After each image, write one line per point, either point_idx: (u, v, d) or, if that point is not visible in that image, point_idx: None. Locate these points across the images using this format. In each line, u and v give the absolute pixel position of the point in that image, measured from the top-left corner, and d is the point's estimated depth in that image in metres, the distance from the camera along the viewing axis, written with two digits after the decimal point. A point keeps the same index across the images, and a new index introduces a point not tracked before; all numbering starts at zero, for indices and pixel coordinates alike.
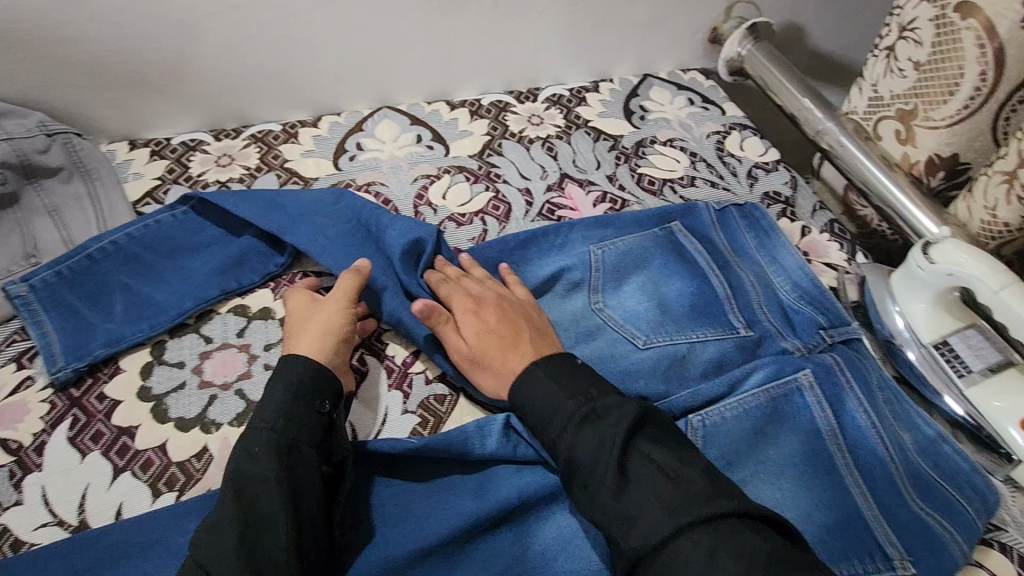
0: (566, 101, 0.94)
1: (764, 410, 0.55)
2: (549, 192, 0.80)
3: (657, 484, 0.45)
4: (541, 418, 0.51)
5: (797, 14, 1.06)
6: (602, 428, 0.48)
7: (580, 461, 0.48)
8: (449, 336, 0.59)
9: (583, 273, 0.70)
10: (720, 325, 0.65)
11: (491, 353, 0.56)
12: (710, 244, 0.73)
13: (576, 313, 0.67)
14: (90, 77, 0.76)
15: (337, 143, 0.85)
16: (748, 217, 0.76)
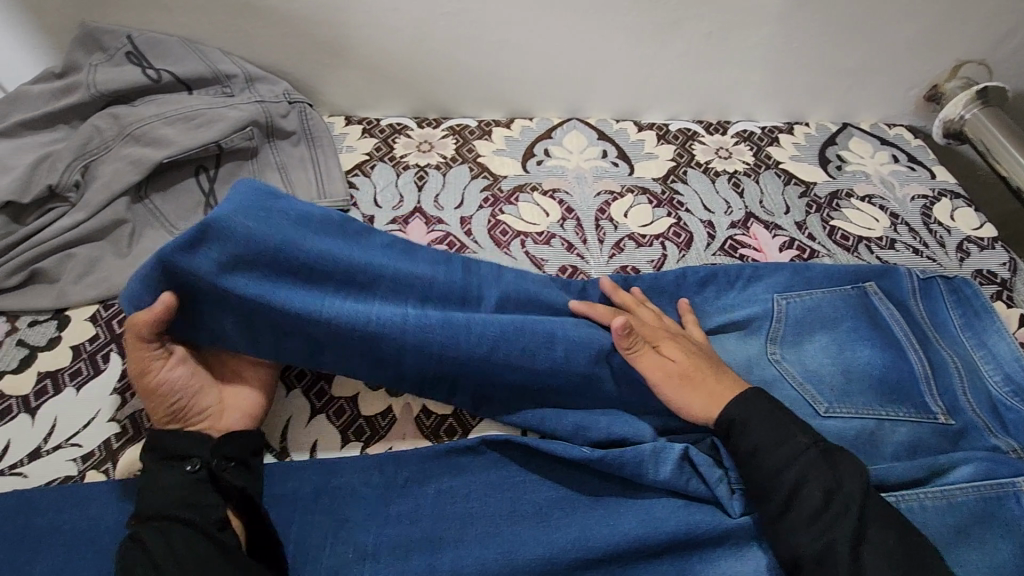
0: (756, 139, 0.91)
1: (973, 509, 0.50)
2: (732, 229, 0.78)
3: (894, 557, 0.44)
4: (752, 449, 0.50)
5: None
6: (830, 476, 0.47)
7: (796, 503, 0.47)
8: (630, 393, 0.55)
9: (762, 322, 0.67)
10: (915, 406, 0.60)
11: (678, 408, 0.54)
12: (909, 315, 0.67)
13: (751, 359, 0.65)
14: (330, 56, 0.85)
15: (527, 146, 0.88)
16: (957, 292, 0.68)
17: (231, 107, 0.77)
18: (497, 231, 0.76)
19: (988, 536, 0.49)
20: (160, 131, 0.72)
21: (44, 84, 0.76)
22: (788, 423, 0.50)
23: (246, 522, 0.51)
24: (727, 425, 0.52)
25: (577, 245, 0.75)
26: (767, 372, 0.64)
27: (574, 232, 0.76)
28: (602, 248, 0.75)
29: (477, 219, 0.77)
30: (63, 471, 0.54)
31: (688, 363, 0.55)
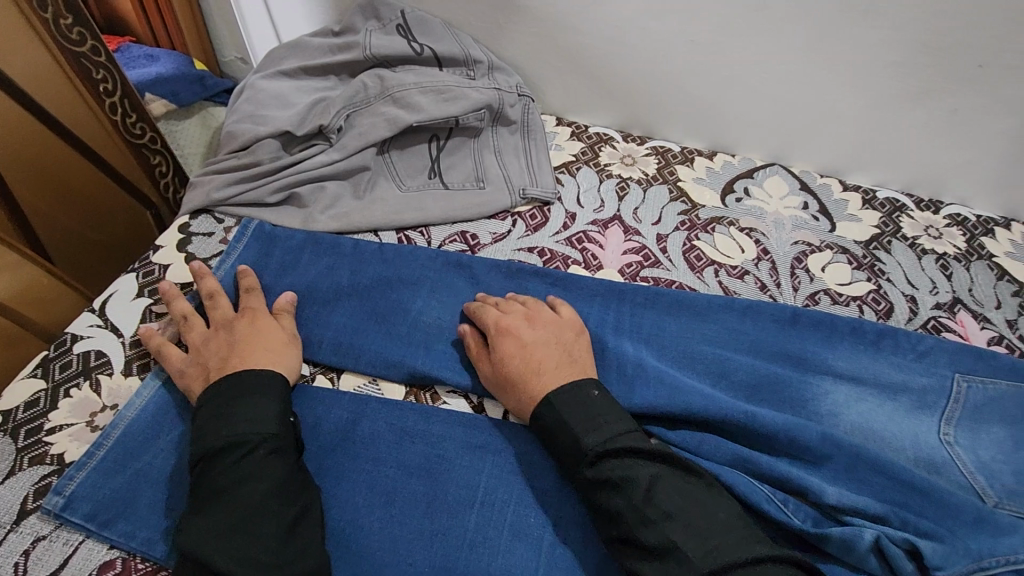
0: (970, 227, 0.87)
1: None
2: (936, 310, 0.74)
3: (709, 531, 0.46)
4: (640, 482, 0.48)
5: None
6: (701, 506, 0.47)
7: (676, 534, 0.45)
8: (496, 354, 0.59)
9: (938, 399, 0.64)
10: None
11: (521, 374, 0.57)
12: None
13: (927, 439, 0.61)
14: (563, 59, 0.91)
15: (727, 180, 0.89)
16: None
17: (473, 89, 0.84)
18: (691, 255, 0.77)
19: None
20: (414, 98, 0.81)
21: (325, 40, 0.88)
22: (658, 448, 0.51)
23: (443, 462, 0.56)
24: (597, 449, 0.51)
25: (770, 286, 0.75)
26: (945, 463, 0.60)
27: (767, 273, 0.76)
28: (796, 297, 0.74)
29: (672, 239, 0.79)
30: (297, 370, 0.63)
31: (507, 355, 0.58)
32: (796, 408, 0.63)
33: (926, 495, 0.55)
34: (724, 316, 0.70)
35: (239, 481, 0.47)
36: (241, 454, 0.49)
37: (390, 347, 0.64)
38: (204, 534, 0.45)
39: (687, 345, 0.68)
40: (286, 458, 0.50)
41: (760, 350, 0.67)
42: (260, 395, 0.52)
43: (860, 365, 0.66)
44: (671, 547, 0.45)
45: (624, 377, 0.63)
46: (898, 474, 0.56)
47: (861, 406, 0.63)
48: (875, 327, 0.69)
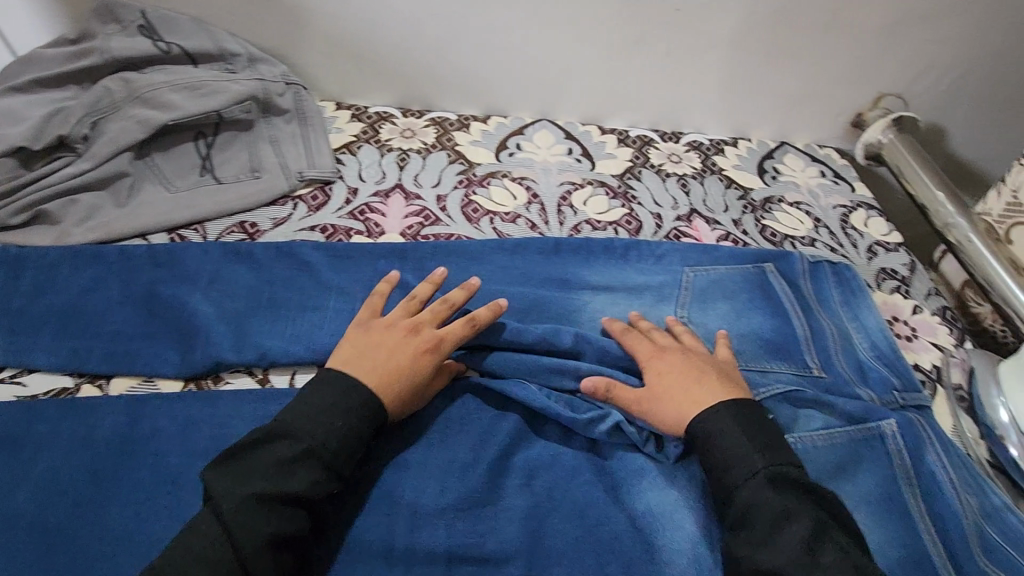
0: (705, 148, 1.03)
1: (844, 448, 0.60)
2: (677, 221, 0.88)
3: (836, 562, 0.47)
4: (766, 494, 0.51)
5: (955, 122, 1.06)
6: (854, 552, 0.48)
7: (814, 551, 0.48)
8: (655, 369, 0.62)
9: (672, 290, 0.77)
10: (795, 362, 0.70)
11: (672, 381, 0.60)
12: (796, 290, 0.78)
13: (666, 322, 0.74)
14: (326, 45, 0.94)
15: (500, 139, 0.98)
16: (839, 275, 0.81)
17: (233, 81, 0.84)
18: (469, 208, 0.85)
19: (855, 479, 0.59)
20: (167, 97, 0.79)
21: (59, 48, 0.82)
22: (755, 432, 0.55)
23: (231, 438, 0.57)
24: (766, 472, 0.53)
25: (539, 224, 0.84)
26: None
27: (537, 214, 0.86)
28: (561, 229, 0.84)
29: (451, 197, 0.86)
30: (60, 384, 0.61)
31: (659, 378, 0.61)
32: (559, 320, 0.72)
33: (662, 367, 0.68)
34: (496, 254, 0.78)
35: (260, 509, 0.48)
36: (286, 441, 0.51)
37: (165, 343, 0.64)
38: (234, 489, 0.48)
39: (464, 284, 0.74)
40: (339, 461, 0.52)
41: (530, 278, 0.76)
42: (342, 389, 0.55)
43: (613, 276, 0.78)
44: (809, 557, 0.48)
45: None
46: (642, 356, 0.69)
47: (613, 308, 0.74)
48: (622, 242, 0.81)
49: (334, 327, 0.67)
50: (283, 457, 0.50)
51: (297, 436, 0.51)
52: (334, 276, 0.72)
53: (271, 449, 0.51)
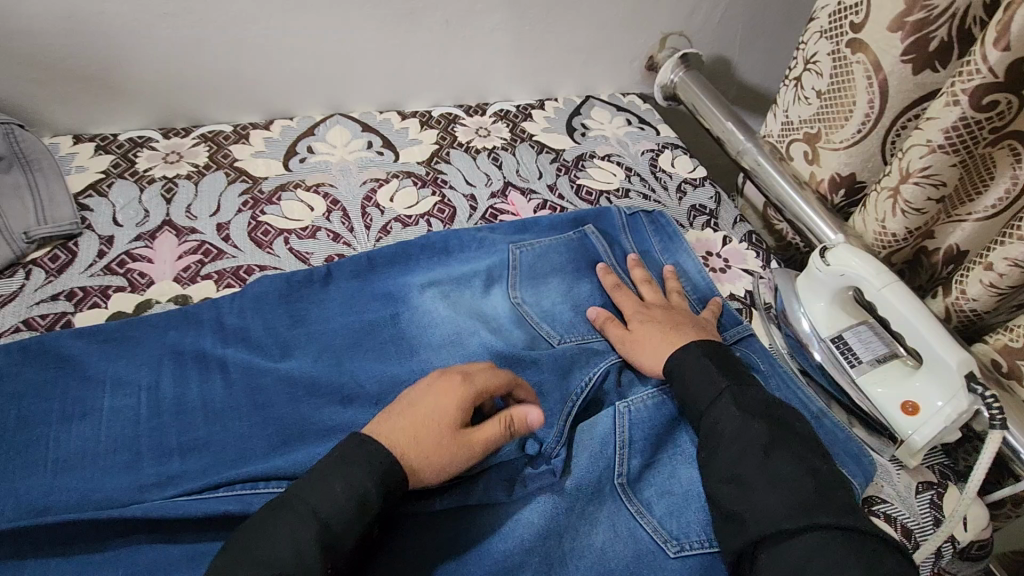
0: (512, 116, 1.00)
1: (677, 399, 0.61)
2: (492, 199, 0.85)
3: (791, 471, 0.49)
4: (731, 419, 0.54)
5: (735, 51, 1.11)
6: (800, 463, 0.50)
7: (750, 466, 0.50)
8: (638, 319, 0.68)
9: (500, 274, 0.74)
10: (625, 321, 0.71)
11: (652, 335, 0.66)
12: (619, 248, 0.79)
13: (496, 310, 0.71)
14: (35, 69, 0.77)
15: (288, 144, 0.87)
16: (656, 223, 0.82)
17: None
18: (258, 232, 0.74)
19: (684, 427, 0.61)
20: None
21: None
22: (725, 369, 0.59)
23: None
24: (725, 393, 0.56)
25: (343, 234, 0.77)
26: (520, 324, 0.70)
27: (340, 222, 0.78)
28: (369, 234, 0.77)
29: (235, 223, 0.75)
30: None
31: (641, 325, 0.67)
32: (379, 337, 0.66)
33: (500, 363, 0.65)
34: (296, 278, 0.69)
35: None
36: (305, 522, 0.44)
37: None
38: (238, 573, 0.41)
39: (268, 322, 0.65)
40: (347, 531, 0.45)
41: (343, 297, 0.69)
42: (354, 458, 0.47)
43: (437, 275, 0.73)
44: (759, 462, 0.50)
45: (204, 382, 0.60)
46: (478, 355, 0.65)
47: (436, 308, 0.69)
48: (440, 236, 0.76)
49: (108, 424, 0.55)
50: (305, 542, 0.43)
51: (319, 514, 0.44)
52: (95, 352, 0.60)
53: (289, 524, 0.44)
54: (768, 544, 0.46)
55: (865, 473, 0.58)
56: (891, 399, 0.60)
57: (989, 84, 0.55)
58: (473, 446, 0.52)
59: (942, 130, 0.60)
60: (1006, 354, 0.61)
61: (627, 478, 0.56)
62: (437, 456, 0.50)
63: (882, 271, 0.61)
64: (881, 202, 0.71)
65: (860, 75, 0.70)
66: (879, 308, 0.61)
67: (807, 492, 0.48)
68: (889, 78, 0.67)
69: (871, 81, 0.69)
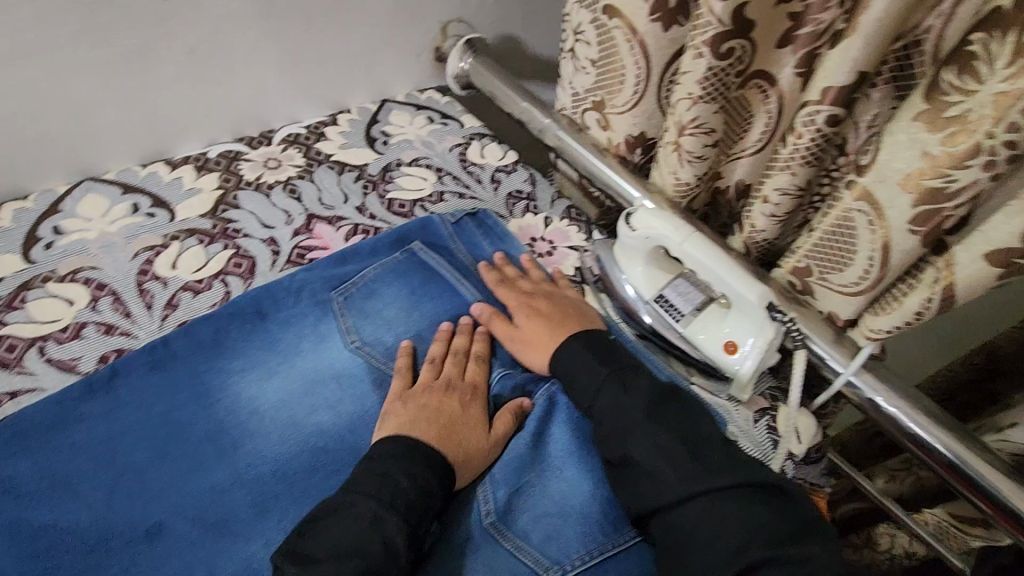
0: (304, 139, 0.92)
1: (537, 412, 0.62)
2: (296, 237, 0.77)
3: (675, 449, 0.53)
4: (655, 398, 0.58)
5: (520, 26, 1.10)
6: (685, 443, 0.54)
7: (657, 455, 0.54)
8: (524, 323, 0.67)
9: (329, 319, 0.66)
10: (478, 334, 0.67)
11: (539, 337, 0.66)
12: (454, 258, 0.74)
13: (334, 359, 0.63)
14: None
15: (26, 231, 0.72)
16: (483, 225, 0.79)
17: None
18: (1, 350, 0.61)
19: (547, 443, 0.60)
20: None
21: None
22: (604, 356, 0.63)
23: None
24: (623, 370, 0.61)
25: (118, 323, 0.65)
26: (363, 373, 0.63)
27: (111, 309, 0.66)
28: (151, 315, 0.66)
29: None
30: None
31: (528, 322, 0.67)
32: (190, 437, 0.57)
33: (356, 427, 0.59)
34: (65, 396, 0.57)
35: None
36: None
37: None
38: None
39: (40, 463, 0.54)
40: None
41: (135, 402, 0.58)
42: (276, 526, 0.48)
43: (251, 348, 0.64)
44: (653, 458, 0.53)
45: None
46: (328, 431, 0.59)
47: (257, 384, 0.61)
48: (248, 299, 0.66)
49: None
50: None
51: None
52: None
53: None
54: (660, 514, 0.52)
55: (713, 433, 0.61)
56: (713, 343, 0.63)
57: (722, 33, 0.57)
58: (497, 438, 0.60)
59: (697, 82, 0.62)
60: (797, 275, 0.65)
61: (496, 514, 0.55)
62: (478, 452, 0.58)
63: (681, 227, 0.64)
64: (668, 156, 0.74)
65: (621, 39, 0.71)
66: (685, 261, 0.63)
67: (683, 465, 0.53)
68: (645, 38, 0.69)
69: (632, 44, 0.70)
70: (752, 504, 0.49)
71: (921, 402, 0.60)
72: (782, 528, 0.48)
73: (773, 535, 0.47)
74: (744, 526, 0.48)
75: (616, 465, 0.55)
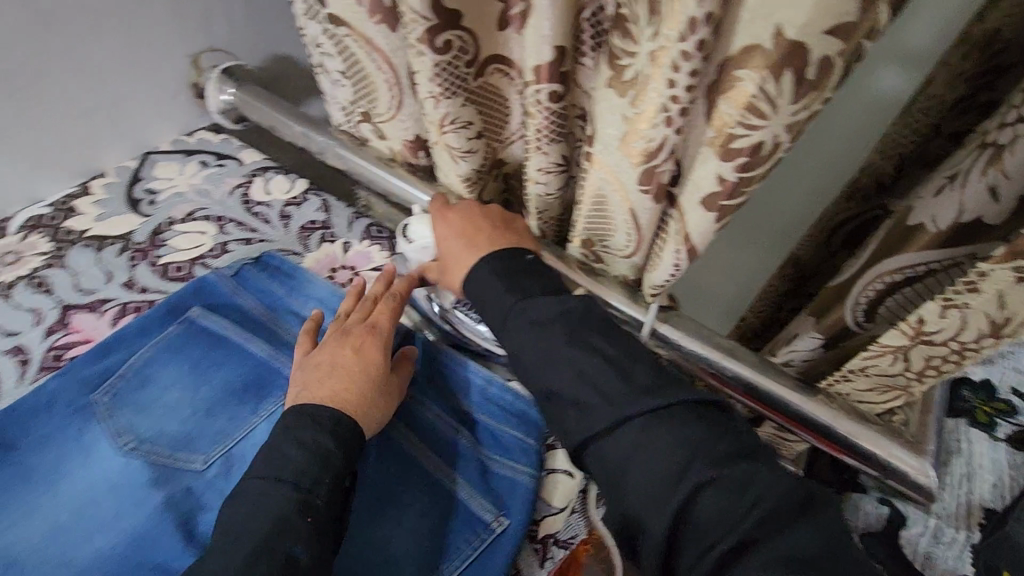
0: (49, 219, 0.79)
1: None
2: (50, 337, 0.66)
3: (606, 377, 0.49)
4: (574, 320, 0.53)
5: (288, 45, 1.02)
6: (617, 373, 0.50)
7: (587, 385, 0.50)
8: (442, 243, 0.63)
9: (93, 426, 0.58)
10: (275, 393, 0.62)
11: (453, 258, 0.61)
12: (240, 314, 0.68)
13: (105, 470, 0.55)
14: None
15: None
16: (268, 268, 0.73)
17: None
18: None
19: (364, 490, 0.55)
20: None
21: None
22: (512, 280, 0.56)
23: None
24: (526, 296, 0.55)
25: None
26: (143, 475, 0.55)
27: None
28: None
29: None
30: None
31: (443, 245, 0.63)
32: None
33: (145, 541, 0.52)
34: None
35: None
36: None
37: None
38: None
39: None
40: None
41: None
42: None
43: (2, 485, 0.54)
44: (584, 384, 0.50)
45: None
46: (108, 555, 0.51)
47: (10, 528, 0.52)
48: None
49: None
50: None
51: None
52: None
53: None
54: (590, 448, 0.48)
55: (533, 427, 0.60)
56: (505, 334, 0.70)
57: (431, 28, 0.55)
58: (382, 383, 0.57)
59: (431, 80, 0.59)
60: (585, 247, 0.65)
61: None
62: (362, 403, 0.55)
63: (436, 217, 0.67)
64: (441, 155, 0.71)
65: (356, 47, 0.67)
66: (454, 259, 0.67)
67: (615, 391, 0.49)
68: (377, 42, 0.65)
69: (367, 49, 0.67)
70: (694, 427, 0.46)
71: (715, 338, 0.63)
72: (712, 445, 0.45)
73: (713, 456, 0.45)
74: (684, 449, 0.45)
75: (543, 401, 0.52)
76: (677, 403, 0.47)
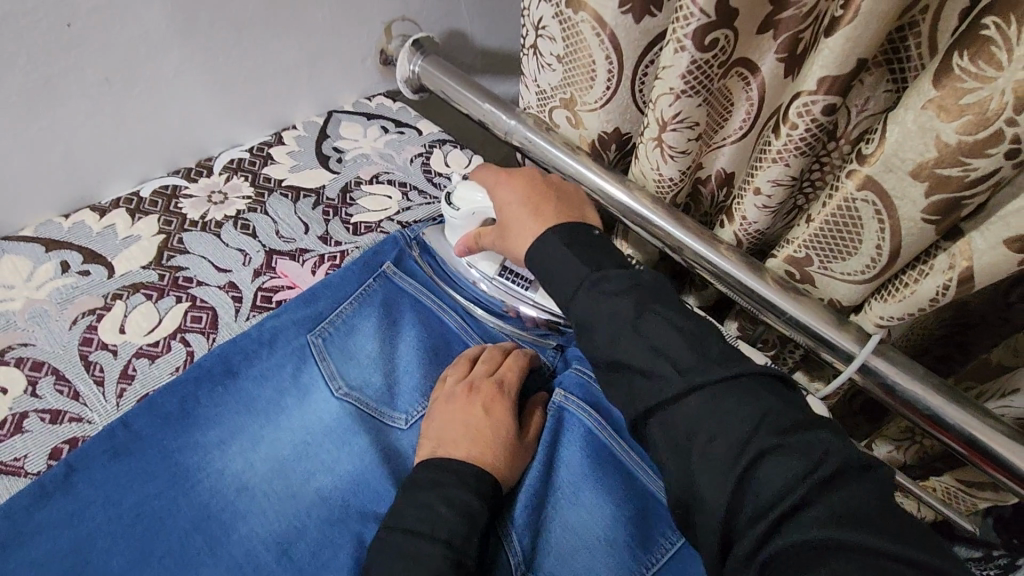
0: (248, 165, 0.83)
1: (547, 438, 0.57)
2: (258, 279, 0.70)
3: (673, 342, 0.45)
4: (637, 296, 0.48)
5: (467, 20, 1.02)
6: (687, 339, 0.46)
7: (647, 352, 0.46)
8: (506, 212, 0.60)
9: (308, 368, 0.60)
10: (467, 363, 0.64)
11: (516, 224, 0.59)
12: (428, 278, 0.70)
13: (321, 412, 0.58)
14: None
15: None
16: None
17: None
18: None
19: (561, 471, 0.56)
20: None
21: None
22: (585, 251, 0.53)
23: None
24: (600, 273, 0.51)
25: (67, 406, 0.57)
26: (357, 423, 0.57)
27: (57, 391, 0.58)
28: (105, 392, 0.58)
29: None
30: None
31: (504, 211, 0.60)
32: (182, 525, 0.51)
33: (362, 488, 0.54)
34: (20, 504, 0.49)
35: None
36: None
37: None
38: None
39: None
40: None
41: (110, 495, 0.51)
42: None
43: (229, 413, 0.57)
44: (655, 358, 0.45)
45: None
46: (329, 496, 0.53)
47: (242, 452, 0.55)
48: (213, 357, 0.58)
49: None
50: None
51: None
52: None
53: None
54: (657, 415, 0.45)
55: None
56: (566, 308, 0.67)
57: (705, 24, 0.54)
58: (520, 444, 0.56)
59: (681, 76, 0.59)
60: (795, 265, 0.63)
61: (524, 561, 0.52)
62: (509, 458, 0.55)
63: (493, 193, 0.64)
64: (650, 152, 0.69)
65: (589, 33, 0.67)
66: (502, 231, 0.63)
67: (682, 357, 0.45)
68: (616, 31, 0.65)
69: (602, 37, 0.66)
70: (767, 393, 0.43)
71: (928, 375, 0.58)
72: (835, 453, 0.39)
73: (847, 458, 0.39)
74: (752, 415, 0.41)
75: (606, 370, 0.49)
76: (732, 375, 0.43)
